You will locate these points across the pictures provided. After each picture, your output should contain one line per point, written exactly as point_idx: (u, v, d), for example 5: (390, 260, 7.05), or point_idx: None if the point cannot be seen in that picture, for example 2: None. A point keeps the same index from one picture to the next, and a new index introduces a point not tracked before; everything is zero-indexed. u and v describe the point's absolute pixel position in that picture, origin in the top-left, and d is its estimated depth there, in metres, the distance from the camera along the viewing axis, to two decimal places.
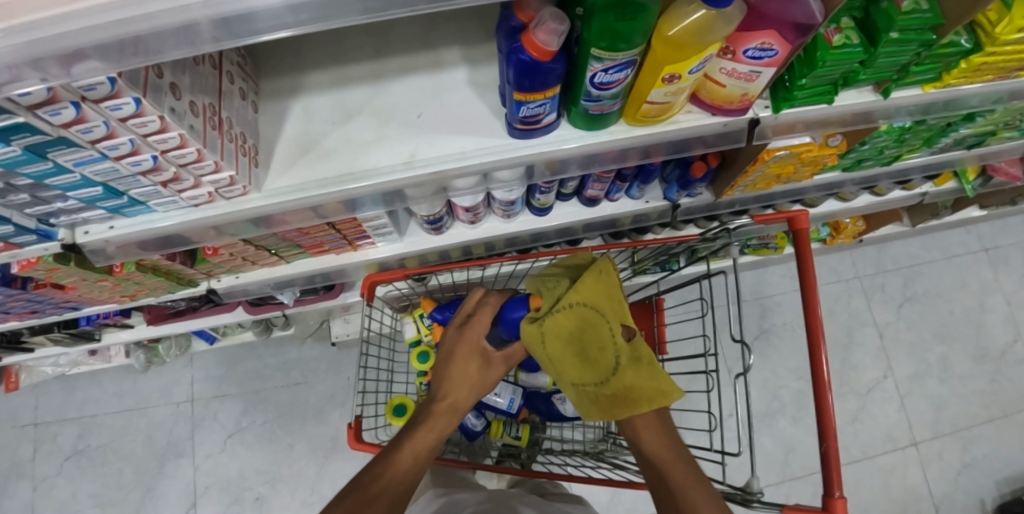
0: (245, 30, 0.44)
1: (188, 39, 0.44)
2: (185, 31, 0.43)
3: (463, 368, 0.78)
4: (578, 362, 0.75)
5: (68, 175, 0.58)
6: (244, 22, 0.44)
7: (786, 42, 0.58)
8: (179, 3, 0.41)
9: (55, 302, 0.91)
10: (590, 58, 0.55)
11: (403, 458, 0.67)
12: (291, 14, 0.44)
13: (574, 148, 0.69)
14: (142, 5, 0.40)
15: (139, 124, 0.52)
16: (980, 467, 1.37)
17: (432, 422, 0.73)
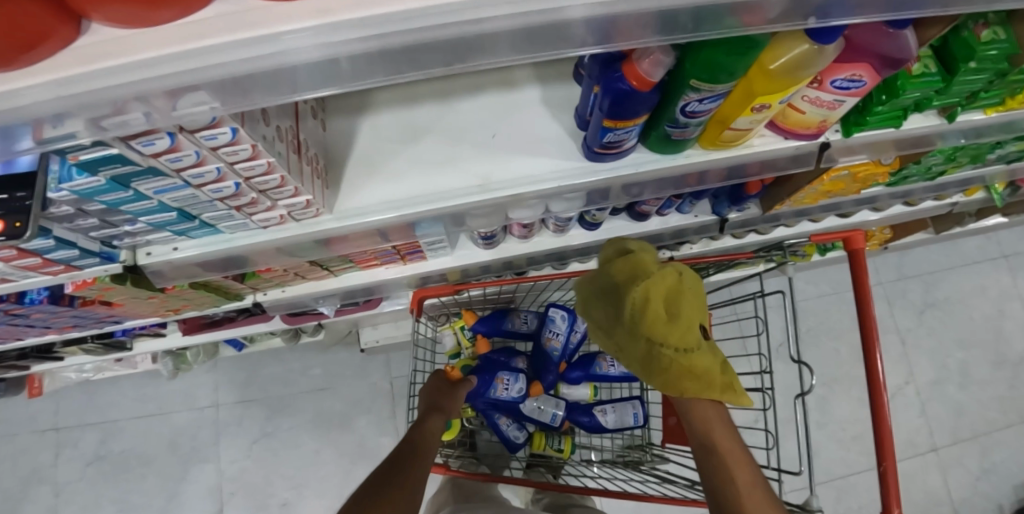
0: (335, 76, 0.40)
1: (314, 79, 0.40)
2: (316, 69, 0.39)
3: (445, 389, 0.89)
4: (674, 320, 0.68)
5: (146, 202, 0.56)
6: (342, 69, 0.40)
7: (876, 75, 0.58)
8: (322, 40, 0.37)
9: (98, 317, 0.90)
10: (687, 89, 0.55)
11: (416, 450, 0.71)
12: (391, 63, 0.40)
13: (650, 171, 0.68)
14: (278, 41, 0.36)
15: (230, 153, 0.49)
16: (998, 472, 1.41)
17: (429, 421, 0.79)
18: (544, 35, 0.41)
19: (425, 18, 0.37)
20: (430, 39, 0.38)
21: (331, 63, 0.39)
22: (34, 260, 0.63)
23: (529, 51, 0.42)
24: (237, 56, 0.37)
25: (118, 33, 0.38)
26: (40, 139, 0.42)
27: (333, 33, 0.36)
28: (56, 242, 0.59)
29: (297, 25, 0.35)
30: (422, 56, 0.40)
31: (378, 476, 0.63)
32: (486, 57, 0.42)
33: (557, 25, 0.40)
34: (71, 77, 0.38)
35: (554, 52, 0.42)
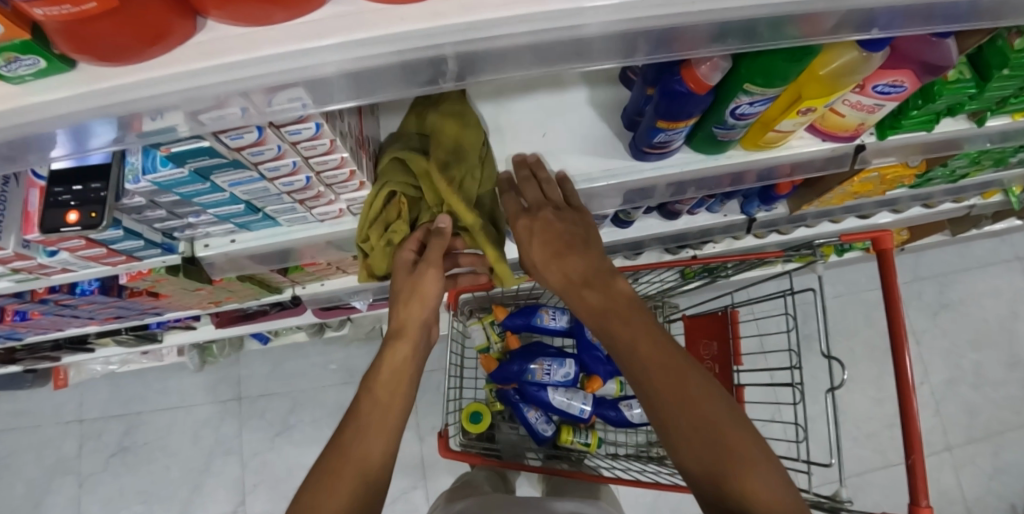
0: (434, 73, 0.43)
1: (409, 76, 0.43)
2: (415, 68, 0.42)
3: (410, 294, 0.66)
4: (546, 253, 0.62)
5: (219, 194, 0.58)
6: (441, 66, 0.42)
7: (916, 80, 0.61)
8: (429, 42, 0.39)
9: (141, 308, 0.92)
10: (740, 93, 0.57)
11: (374, 414, 0.56)
12: (485, 64, 0.42)
13: (694, 171, 0.71)
14: (392, 43, 0.38)
15: (309, 147, 0.52)
16: (1011, 472, 1.43)
17: (392, 352, 0.63)
18: (626, 46, 0.43)
19: (525, 23, 0.39)
20: (522, 42, 0.41)
21: (432, 61, 0.41)
22: (99, 250, 0.65)
23: (610, 59, 0.44)
24: (351, 56, 0.39)
25: (231, 31, 0.39)
26: (138, 130, 0.45)
27: (439, 36, 0.38)
28: (125, 233, 0.61)
29: (410, 28, 0.38)
30: (516, 57, 0.43)
31: (330, 459, 0.53)
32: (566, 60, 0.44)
33: (644, 33, 0.42)
34: (180, 73, 0.40)
35: (634, 60, 0.44)
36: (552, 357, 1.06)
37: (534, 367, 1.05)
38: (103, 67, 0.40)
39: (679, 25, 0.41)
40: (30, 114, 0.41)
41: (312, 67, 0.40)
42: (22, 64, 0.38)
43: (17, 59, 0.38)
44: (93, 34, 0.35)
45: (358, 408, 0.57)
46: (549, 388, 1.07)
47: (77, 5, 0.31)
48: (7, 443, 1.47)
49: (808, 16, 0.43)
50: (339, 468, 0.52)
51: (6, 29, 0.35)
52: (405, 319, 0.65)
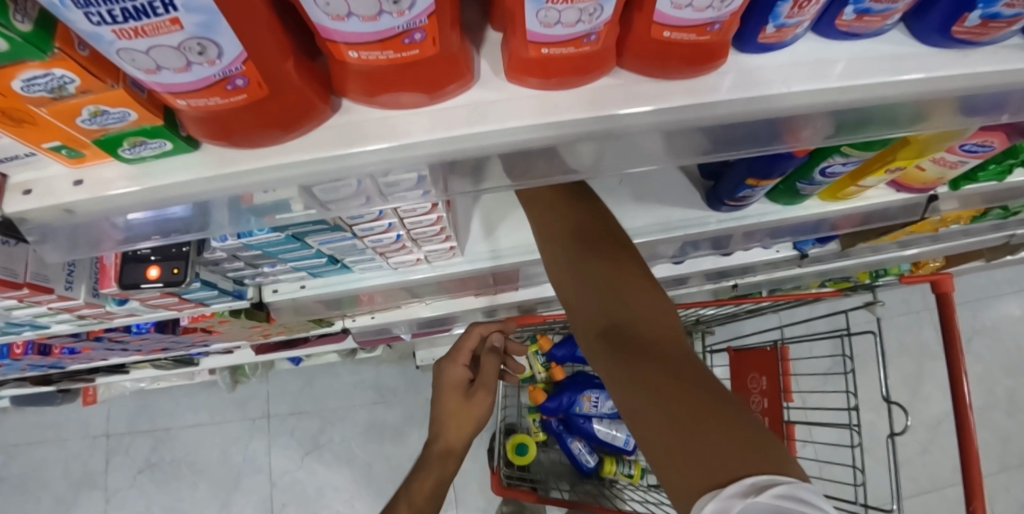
0: (573, 157, 0.41)
1: (551, 157, 0.41)
2: (559, 152, 0.41)
3: (457, 409, 0.75)
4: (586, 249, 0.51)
5: (306, 250, 0.56)
6: (575, 151, 0.41)
7: (1006, 141, 0.60)
8: (577, 133, 0.38)
9: (191, 341, 0.90)
10: (835, 154, 0.56)
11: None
12: (620, 147, 0.41)
13: (771, 221, 0.70)
14: (541, 133, 0.37)
15: (410, 209, 0.51)
16: None
17: (431, 469, 0.70)
18: (763, 132, 0.42)
19: (677, 113, 0.37)
20: (667, 128, 0.39)
21: (577, 145, 0.40)
22: (171, 299, 0.63)
23: (736, 145, 0.43)
24: (499, 145, 0.38)
25: (371, 113, 0.38)
26: (247, 201, 0.42)
27: (589, 124, 0.37)
28: (203, 284, 0.60)
29: (571, 117, 0.36)
30: (652, 142, 0.42)
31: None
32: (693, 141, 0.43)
33: (790, 119, 0.41)
34: (312, 154, 0.38)
35: (759, 148, 0.44)
36: (600, 388, 1.06)
37: (583, 399, 1.05)
38: (229, 149, 0.38)
39: (819, 110, 0.40)
40: (137, 191, 0.39)
41: (461, 152, 0.38)
42: (147, 147, 0.37)
43: (143, 143, 0.37)
44: (231, 119, 0.34)
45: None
46: (594, 420, 1.06)
47: (226, 97, 0.32)
48: (33, 456, 1.46)
49: (944, 98, 0.42)
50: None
51: (139, 116, 0.34)
52: (449, 435, 0.73)
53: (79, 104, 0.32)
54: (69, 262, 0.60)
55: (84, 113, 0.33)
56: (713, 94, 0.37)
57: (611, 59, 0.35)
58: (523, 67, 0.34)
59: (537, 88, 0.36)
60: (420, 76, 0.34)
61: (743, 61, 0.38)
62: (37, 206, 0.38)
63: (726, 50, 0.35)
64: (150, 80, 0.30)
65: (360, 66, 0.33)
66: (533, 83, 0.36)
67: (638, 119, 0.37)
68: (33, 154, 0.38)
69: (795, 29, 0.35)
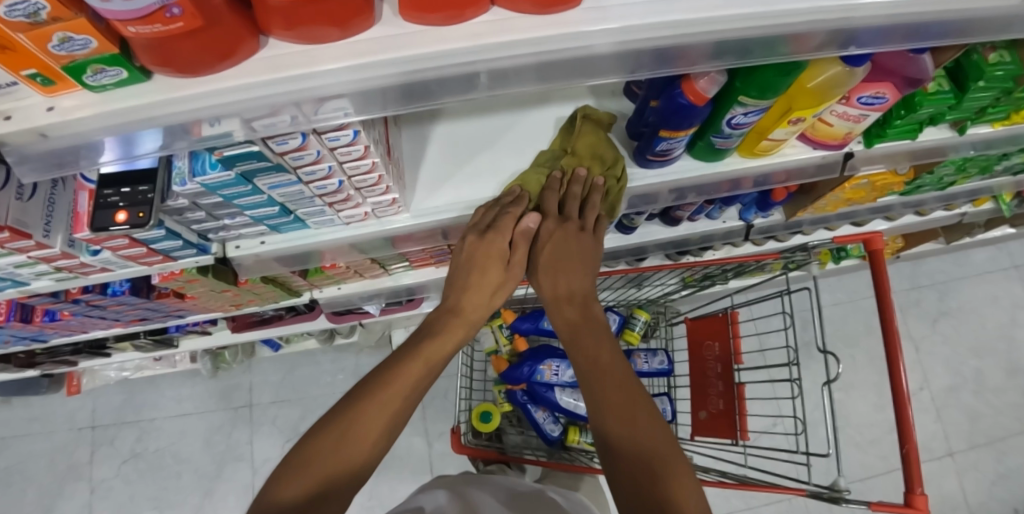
0: (471, 88, 0.48)
1: (458, 88, 0.48)
2: (463, 81, 0.47)
3: (484, 273, 0.69)
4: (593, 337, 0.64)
5: (258, 196, 0.62)
6: (469, 82, 0.47)
7: (897, 92, 0.67)
8: (469, 59, 0.44)
9: (165, 311, 0.95)
10: (735, 104, 0.62)
11: (355, 443, 0.53)
12: (512, 79, 0.47)
13: (694, 177, 0.76)
14: (438, 59, 0.44)
15: (345, 152, 0.57)
16: (1015, 477, 1.46)
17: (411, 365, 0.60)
18: (646, 58, 0.48)
19: (543, 43, 0.44)
20: (555, 58, 0.45)
21: (470, 77, 0.46)
22: (139, 250, 0.69)
23: (603, 76, 0.49)
24: (393, 73, 0.44)
25: (294, 48, 0.44)
26: (196, 135, 0.50)
27: (476, 53, 0.44)
28: (166, 233, 0.66)
29: (453, 46, 0.43)
30: (545, 71, 0.47)
31: (305, 453, 0.52)
32: (587, 76, 0.49)
33: (667, 48, 0.47)
34: (250, 83, 0.45)
35: (628, 77, 0.49)
36: (561, 358, 1.10)
37: (544, 368, 1.08)
38: (176, 78, 0.45)
39: (695, 42, 0.47)
40: (105, 118, 0.46)
41: (366, 81, 0.45)
42: (106, 75, 0.43)
43: (103, 71, 0.43)
44: (176, 50, 0.40)
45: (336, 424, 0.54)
46: (557, 389, 1.10)
47: (166, 25, 0.37)
48: (22, 448, 1.48)
49: (799, 37, 0.50)
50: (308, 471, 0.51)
51: (100, 44, 0.40)
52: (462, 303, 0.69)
53: (51, 32, 0.37)
54: (54, 177, 0.67)
55: (54, 39, 0.38)
56: (605, 21, 0.43)
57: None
58: (410, 3, 0.41)
59: (424, 23, 0.42)
60: (329, 11, 0.40)
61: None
62: (13, 129, 0.45)
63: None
64: (101, 8, 0.33)
65: (279, 2, 0.38)
66: (435, 19, 0.42)
67: (509, 50, 0.44)
68: (13, 83, 0.44)
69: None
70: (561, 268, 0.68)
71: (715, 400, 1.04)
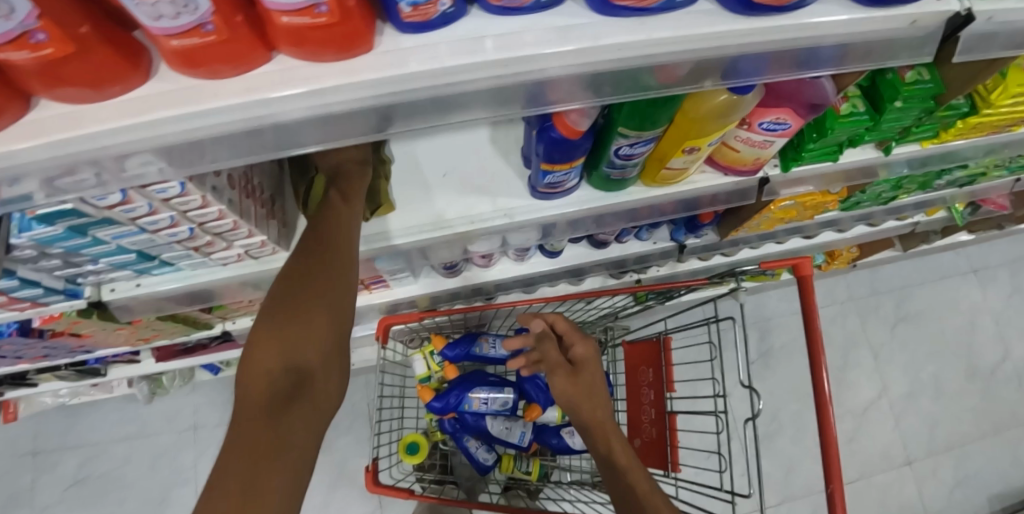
0: (278, 140, 0.44)
1: (271, 144, 0.45)
2: (261, 133, 0.43)
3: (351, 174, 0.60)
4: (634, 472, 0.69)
5: (104, 246, 0.58)
6: (286, 131, 0.44)
7: (799, 117, 0.61)
8: (254, 113, 0.40)
9: (68, 347, 0.91)
10: (616, 135, 0.58)
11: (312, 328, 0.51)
12: (341, 123, 0.44)
13: (593, 208, 0.71)
14: (226, 114, 0.39)
15: (181, 203, 0.53)
16: (972, 483, 1.54)
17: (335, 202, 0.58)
18: (481, 96, 0.45)
19: (348, 92, 0.40)
20: (387, 103, 0.42)
21: (277, 128, 0.43)
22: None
23: (478, 109, 0.46)
24: (175, 130, 0.40)
25: (67, 109, 0.40)
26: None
27: (256, 108, 0.39)
28: (21, 282, 0.61)
29: (227, 103, 0.39)
30: (373, 116, 0.44)
31: (265, 342, 0.50)
32: (413, 116, 0.45)
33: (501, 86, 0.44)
34: (23, 147, 0.40)
35: (497, 113, 0.47)
36: (490, 386, 1.06)
37: (472, 397, 1.05)
38: None
39: (520, 82, 0.44)
40: None
41: (140, 140, 0.41)
42: None
43: None
44: None
45: (285, 285, 0.53)
46: (487, 417, 1.07)
47: None
48: None
49: (659, 67, 0.46)
50: (278, 337, 0.50)
51: None
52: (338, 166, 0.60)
53: None
54: None
55: None
56: (408, 65, 0.40)
57: (259, 48, 0.37)
58: (163, 54, 0.36)
59: (197, 75, 0.38)
60: (82, 80, 0.35)
61: (402, 41, 0.41)
62: None
63: (372, 21, 0.37)
64: None
65: (23, 68, 0.33)
66: (228, 72, 0.38)
67: (308, 100, 0.40)
68: None
69: (437, 6, 0.37)
70: (578, 396, 0.77)
71: (647, 428, 1.01)
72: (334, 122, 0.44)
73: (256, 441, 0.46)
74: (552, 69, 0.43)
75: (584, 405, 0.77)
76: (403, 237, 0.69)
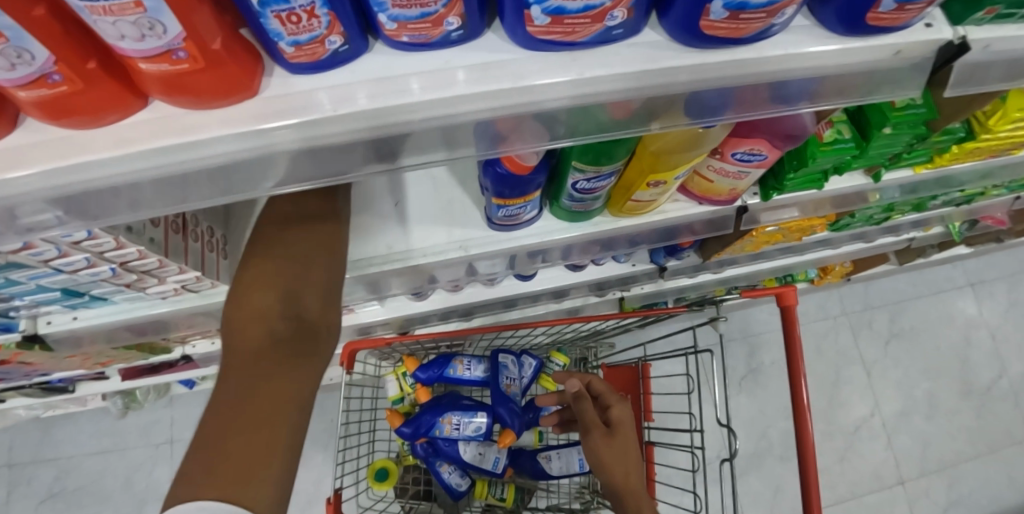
0: (173, 192, 0.40)
1: (169, 197, 0.40)
2: (143, 191, 0.39)
3: None
4: None
5: (22, 285, 0.54)
6: (180, 186, 0.39)
7: (775, 149, 0.56)
8: (132, 166, 0.36)
9: (20, 372, 0.88)
10: (571, 168, 0.54)
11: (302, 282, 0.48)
12: (244, 173, 0.40)
13: (556, 240, 0.67)
14: (100, 165, 0.35)
15: (93, 245, 0.49)
16: (967, 504, 1.49)
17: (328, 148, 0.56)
18: (392, 146, 0.40)
19: (237, 140, 0.36)
20: (290, 154, 0.38)
21: (176, 179, 0.38)
22: None
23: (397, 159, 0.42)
24: (47, 185, 0.36)
25: None
26: None
27: (137, 161, 0.35)
28: None
29: (95, 158, 0.35)
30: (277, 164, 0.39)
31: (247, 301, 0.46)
32: (322, 162, 0.40)
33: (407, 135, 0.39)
34: None
35: (420, 158, 0.42)
36: (463, 410, 1.02)
37: (443, 422, 1.01)
38: None
39: (520, 114, 0.39)
40: None
41: (11, 196, 0.36)
42: None
43: None
44: None
45: (272, 230, 0.50)
46: (460, 442, 1.03)
47: None
48: None
49: (610, 103, 0.40)
50: (275, 281, 0.47)
51: None
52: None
53: None
54: None
55: None
56: (304, 112, 0.35)
57: (129, 96, 0.33)
58: (18, 103, 0.31)
59: (65, 127, 0.34)
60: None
61: (294, 84, 0.36)
62: None
63: (256, 63, 0.34)
64: None
65: None
66: (107, 121, 0.34)
67: (197, 150, 0.36)
68: None
69: (325, 45, 0.33)
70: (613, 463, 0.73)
71: None
72: (229, 174, 0.39)
73: (256, 394, 0.41)
74: (555, 99, 0.39)
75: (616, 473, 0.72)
76: (388, 262, 0.65)
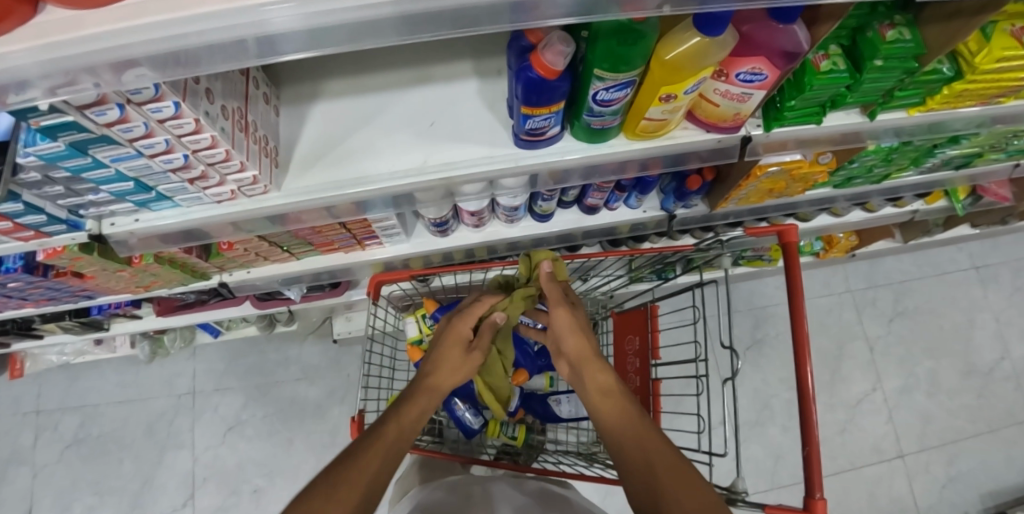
0: (255, 53, 0.47)
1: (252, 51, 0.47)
2: (229, 48, 0.46)
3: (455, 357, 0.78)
4: (616, 396, 0.66)
5: (104, 169, 0.61)
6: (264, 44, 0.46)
7: (775, 67, 0.63)
8: (231, 21, 0.43)
9: (71, 291, 0.94)
10: (592, 78, 0.60)
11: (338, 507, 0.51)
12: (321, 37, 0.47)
13: (575, 159, 0.74)
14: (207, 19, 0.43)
15: (175, 126, 0.56)
16: (965, 480, 1.52)
17: (383, 432, 0.62)
18: (447, 17, 0.47)
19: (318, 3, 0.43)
20: (360, 18, 0.45)
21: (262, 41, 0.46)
22: (5, 224, 0.67)
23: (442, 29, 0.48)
24: (161, 37, 0.43)
25: (65, 13, 0.43)
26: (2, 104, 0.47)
27: (237, 16, 0.43)
28: (26, 207, 0.64)
29: (210, 9, 0.43)
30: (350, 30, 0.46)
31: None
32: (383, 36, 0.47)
33: (456, 9, 0.46)
34: (26, 49, 0.43)
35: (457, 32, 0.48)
36: None
37: None
38: None
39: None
40: None
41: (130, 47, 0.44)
42: None
43: None
44: None
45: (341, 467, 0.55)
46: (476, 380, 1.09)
47: None
48: None
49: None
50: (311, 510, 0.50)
51: None
52: (438, 382, 0.74)
53: None
54: None
55: None
56: None
57: None
58: None
59: None
60: None
61: None
62: None
63: None
64: None
65: None
66: None
67: (287, 9, 0.43)
68: None
69: None
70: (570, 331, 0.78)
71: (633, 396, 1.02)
72: (297, 37, 0.46)
73: None
74: None
75: (570, 334, 0.78)
76: (425, 175, 0.71)
